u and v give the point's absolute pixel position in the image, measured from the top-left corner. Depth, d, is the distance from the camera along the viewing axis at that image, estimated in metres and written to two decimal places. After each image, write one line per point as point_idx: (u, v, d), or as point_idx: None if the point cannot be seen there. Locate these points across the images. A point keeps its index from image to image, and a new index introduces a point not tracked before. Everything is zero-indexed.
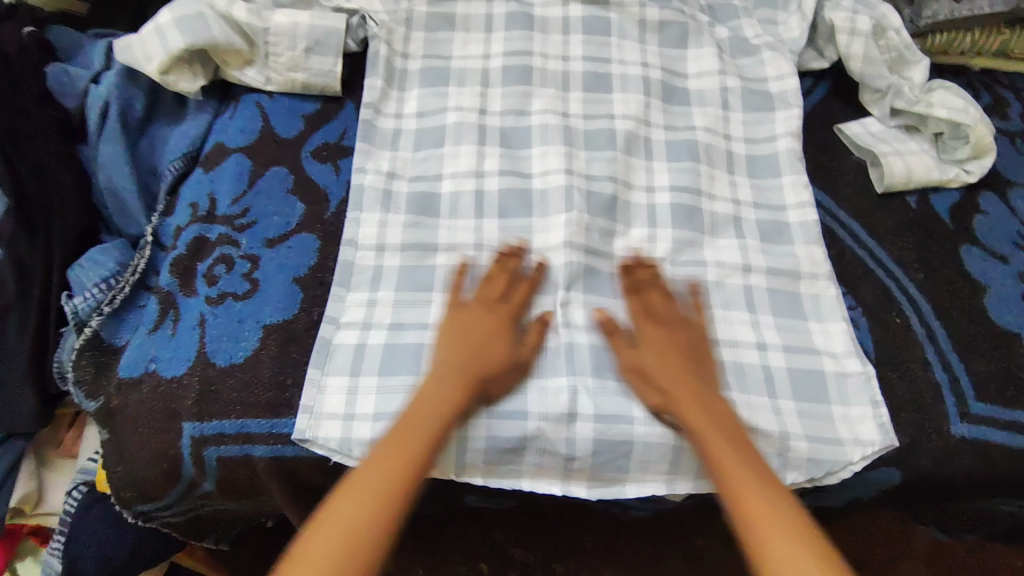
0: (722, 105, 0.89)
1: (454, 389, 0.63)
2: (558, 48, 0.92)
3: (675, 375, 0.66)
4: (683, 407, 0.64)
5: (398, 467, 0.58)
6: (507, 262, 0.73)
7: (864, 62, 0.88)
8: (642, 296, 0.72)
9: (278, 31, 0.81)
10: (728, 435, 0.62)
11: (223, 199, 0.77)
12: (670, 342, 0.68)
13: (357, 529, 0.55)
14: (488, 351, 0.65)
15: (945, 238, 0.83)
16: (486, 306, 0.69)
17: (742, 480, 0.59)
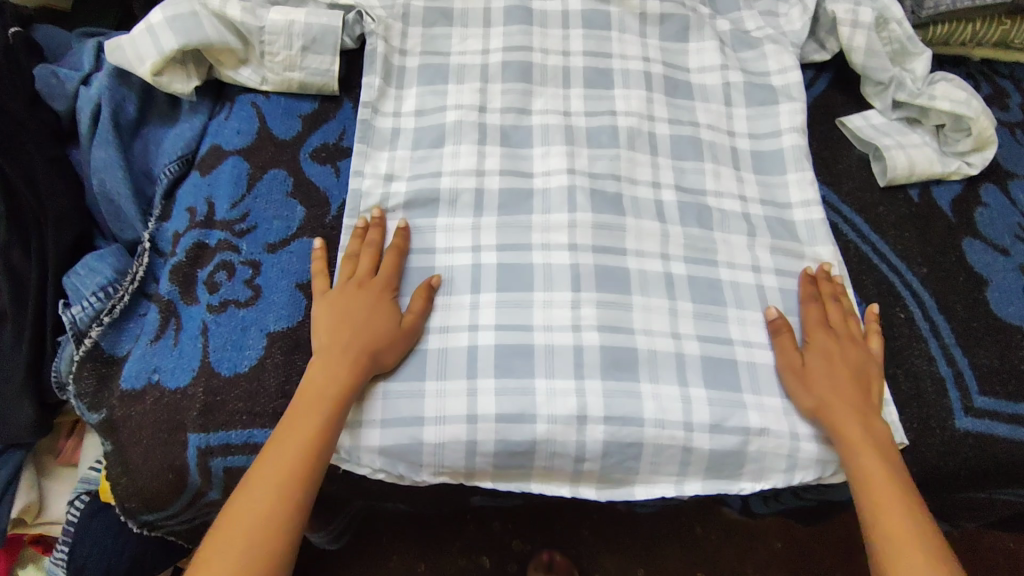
0: (725, 101, 0.88)
1: (343, 369, 0.63)
2: (557, 42, 0.90)
3: (839, 383, 0.68)
4: (833, 415, 0.67)
5: (287, 453, 0.60)
6: (365, 237, 0.73)
7: (867, 55, 0.88)
8: (823, 311, 0.73)
9: (273, 30, 0.79)
10: (873, 440, 0.66)
11: (222, 204, 0.75)
12: (844, 354, 0.70)
13: (262, 524, 0.58)
14: (366, 325, 0.66)
15: (947, 231, 0.83)
16: (358, 283, 0.69)
17: (880, 486, 0.63)
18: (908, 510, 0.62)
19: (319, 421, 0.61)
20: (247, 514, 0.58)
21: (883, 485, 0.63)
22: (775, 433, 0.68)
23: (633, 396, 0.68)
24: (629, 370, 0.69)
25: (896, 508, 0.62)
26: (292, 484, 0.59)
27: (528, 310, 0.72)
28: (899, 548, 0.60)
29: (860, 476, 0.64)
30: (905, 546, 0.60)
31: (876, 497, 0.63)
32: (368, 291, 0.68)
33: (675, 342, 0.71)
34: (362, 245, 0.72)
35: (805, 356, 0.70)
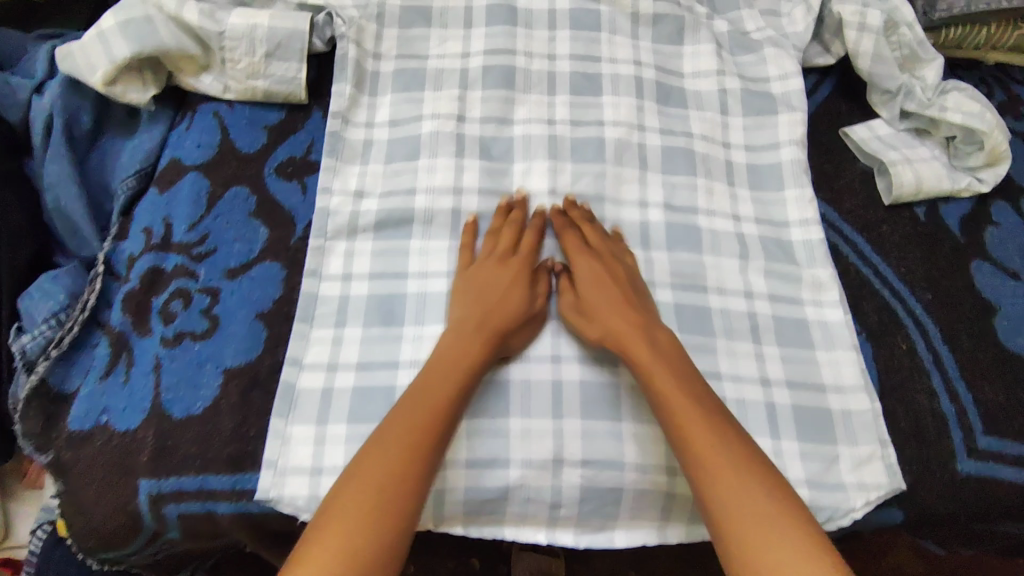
0: (721, 109, 0.83)
1: (477, 342, 0.62)
2: (543, 44, 0.84)
3: (612, 307, 0.65)
4: (624, 342, 0.63)
5: (426, 416, 0.57)
6: (511, 214, 0.72)
7: (874, 61, 0.82)
8: (577, 233, 0.71)
9: (234, 35, 0.73)
10: (659, 352, 0.62)
11: (179, 225, 0.71)
12: (607, 278, 0.67)
13: (390, 484, 0.54)
14: (503, 300, 0.65)
15: (955, 253, 0.78)
16: (500, 257, 0.68)
17: (680, 404, 0.58)
18: (712, 423, 0.57)
19: (459, 390, 0.59)
20: (377, 468, 0.54)
21: (682, 401, 0.58)
22: None
23: (614, 437, 0.64)
24: (610, 408, 0.65)
25: (697, 419, 0.57)
26: (425, 450, 0.56)
27: None
28: (715, 474, 0.55)
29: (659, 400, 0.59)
30: (722, 468, 0.55)
31: (682, 418, 0.57)
32: (511, 267, 0.67)
33: None
34: (505, 222, 0.71)
35: (578, 292, 0.67)
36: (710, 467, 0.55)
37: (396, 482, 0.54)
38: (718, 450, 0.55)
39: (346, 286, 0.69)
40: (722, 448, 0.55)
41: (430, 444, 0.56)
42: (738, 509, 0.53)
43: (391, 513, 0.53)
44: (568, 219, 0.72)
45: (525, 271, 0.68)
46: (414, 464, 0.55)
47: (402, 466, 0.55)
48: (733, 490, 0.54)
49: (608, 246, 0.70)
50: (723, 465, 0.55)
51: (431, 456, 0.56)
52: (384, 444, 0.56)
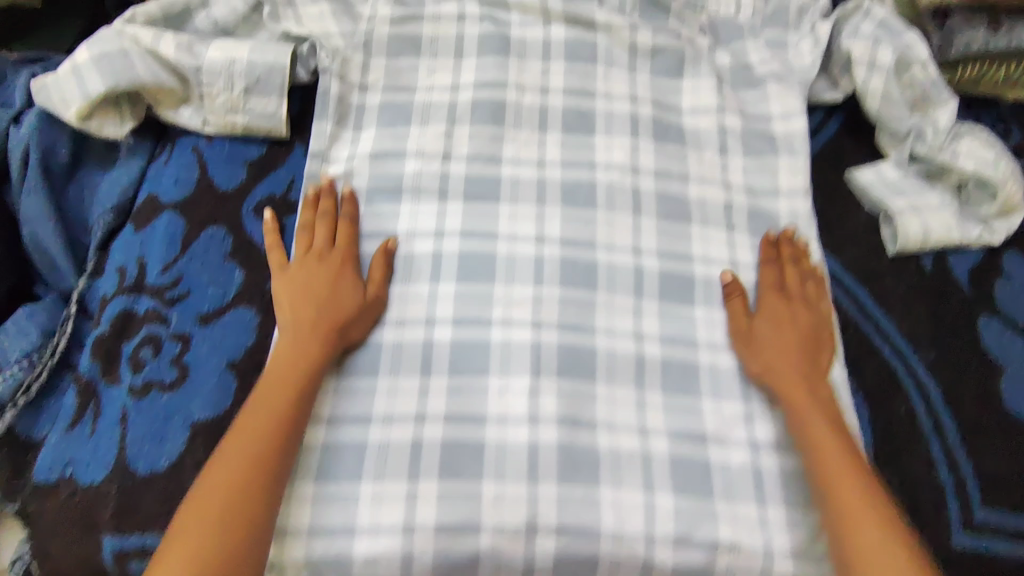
0: (721, 149, 0.79)
1: (315, 345, 0.63)
2: (536, 77, 0.81)
3: (785, 348, 0.66)
4: (782, 385, 0.65)
5: (265, 424, 0.58)
6: (315, 208, 0.71)
7: (884, 102, 0.78)
8: (775, 266, 0.72)
9: (211, 70, 0.71)
10: (821, 405, 0.64)
11: (153, 267, 0.69)
12: (796, 320, 0.68)
13: (239, 497, 0.55)
14: (333, 299, 0.65)
15: (961, 307, 0.75)
16: (318, 255, 0.68)
17: (835, 459, 0.60)
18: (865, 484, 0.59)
19: (295, 393, 0.60)
20: (224, 484, 0.55)
21: (836, 457, 0.60)
22: (747, 550, 0.61)
23: (591, 504, 0.61)
24: (589, 472, 0.63)
25: (848, 482, 0.59)
26: (265, 458, 0.57)
27: (481, 398, 0.65)
28: (857, 530, 0.57)
29: (812, 450, 0.61)
30: (869, 526, 0.57)
31: (836, 472, 0.59)
32: (333, 261, 0.67)
33: (643, 440, 0.65)
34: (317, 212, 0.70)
35: (755, 327, 0.68)
36: (854, 524, 0.57)
37: (242, 494, 0.55)
38: (868, 512, 0.57)
39: None
40: (870, 507, 0.58)
41: (273, 449, 0.57)
42: (874, 565, 0.55)
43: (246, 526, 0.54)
44: (777, 250, 0.73)
45: (347, 264, 0.68)
46: (259, 474, 0.56)
47: (248, 476, 0.56)
48: (871, 548, 0.56)
49: (809, 290, 0.70)
50: (870, 521, 0.57)
51: (275, 459, 0.57)
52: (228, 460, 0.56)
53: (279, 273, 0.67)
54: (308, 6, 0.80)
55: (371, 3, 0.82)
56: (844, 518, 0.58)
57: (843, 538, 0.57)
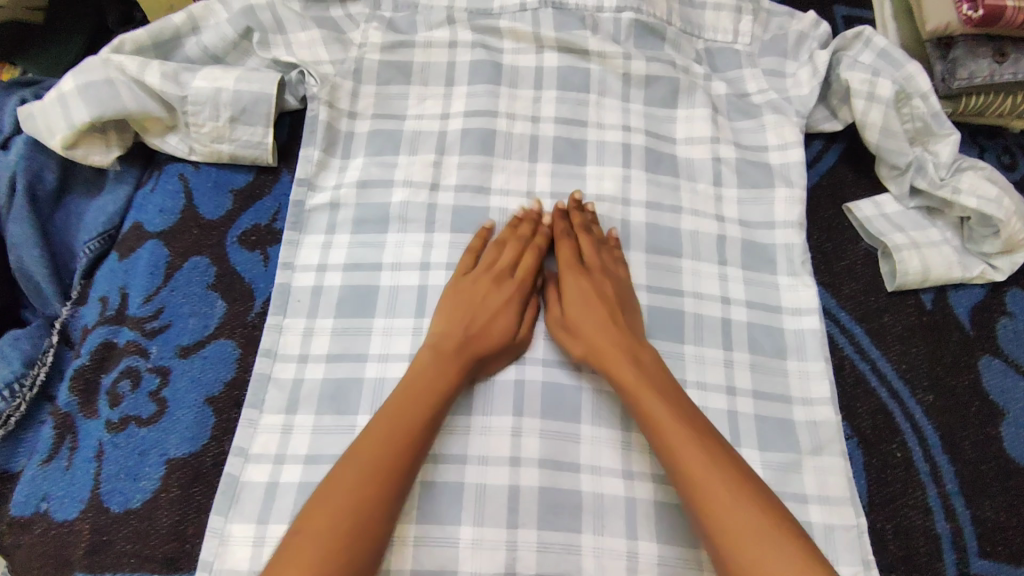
0: (714, 180, 0.78)
1: (455, 364, 0.62)
2: (527, 105, 0.80)
3: (601, 319, 0.65)
4: (605, 363, 0.63)
5: (406, 438, 0.57)
6: (517, 229, 0.71)
7: (883, 134, 0.76)
8: (571, 243, 0.71)
9: (197, 99, 0.70)
10: (641, 368, 0.61)
11: (135, 297, 0.68)
12: (594, 292, 0.66)
13: (361, 503, 0.53)
14: (487, 324, 0.65)
15: (961, 347, 0.72)
16: (495, 277, 0.68)
17: (659, 417, 0.58)
18: (699, 440, 0.56)
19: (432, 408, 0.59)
20: (354, 490, 0.53)
21: (670, 423, 0.57)
22: None
23: (570, 551, 0.60)
24: (571, 517, 0.61)
25: (684, 441, 0.56)
26: (399, 473, 0.55)
27: (462, 437, 0.63)
28: (711, 498, 0.53)
29: (646, 421, 0.59)
30: (702, 473, 0.54)
31: (673, 438, 0.56)
32: (506, 288, 0.67)
33: (626, 483, 0.63)
34: (515, 236, 0.71)
35: (568, 308, 0.67)
36: (704, 491, 0.53)
37: (369, 499, 0.53)
38: (714, 474, 0.54)
39: (299, 369, 0.66)
40: (714, 468, 0.54)
41: (408, 467, 0.56)
42: (725, 516, 0.52)
43: (361, 533, 0.52)
44: (568, 225, 0.72)
45: (519, 296, 0.67)
46: (389, 484, 0.54)
47: (379, 488, 0.54)
48: (734, 512, 0.52)
49: (606, 262, 0.70)
50: (718, 485, 0.53)
51: (405, 478, 0.55)
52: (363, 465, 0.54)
53: (452, 286, 0.68)
54: (299, 34, 0.80)
55: (363, 30, 0.82)
56: (693, 487, 0.54)
57: (699, 507, 0.53)
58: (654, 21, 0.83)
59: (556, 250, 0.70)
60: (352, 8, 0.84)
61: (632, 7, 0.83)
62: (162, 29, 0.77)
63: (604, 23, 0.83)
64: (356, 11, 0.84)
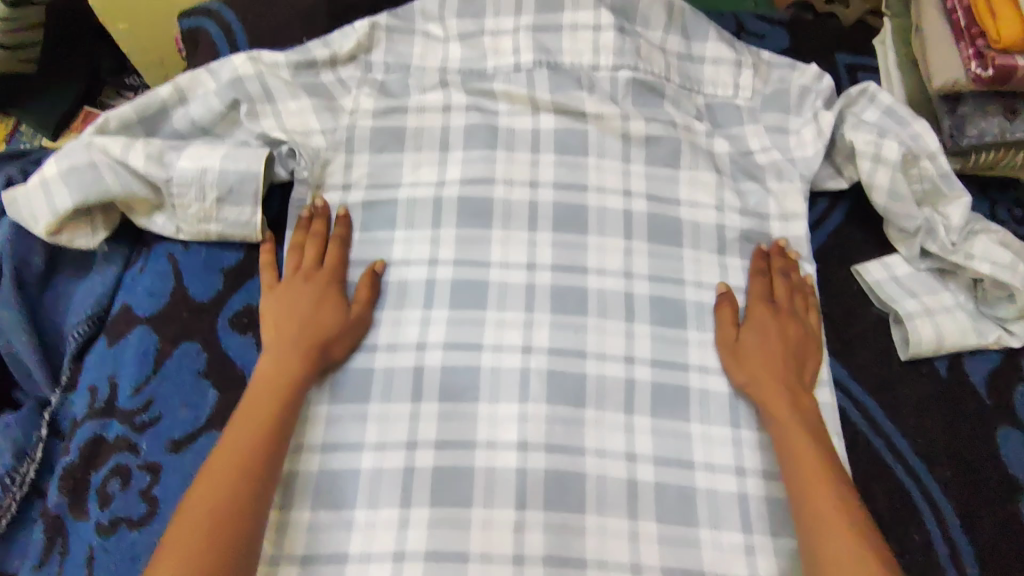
0: (718, 247, 0.76)
1: (292, 363, 0.64)
2: (525, 170, 0.78)
3: (770, 357, 0.67)
4: (763, 395, 0.66)
5: (245, 444, 0.58)
6: (308, 228, 0.73)
7: (890, 197, 0.74)
8: (767, 280, 0.73)
9: (182, 181, 0.68)
10: (799, 411, 0.64)
11: (124, 387, 0.66)
12: (776, 331, 0.69)
13: (219, 513, 0.54)
14: (314, 318, 0.66)
15: (978, 418, 0.70)
16: (305, 276, 0.69)
17: (806, 455, 0.60)
18: (834, 484, 0.58)
19: (276, 412, 0.61)
20: (205, 503, 0.54)
21: (811, 464, 0.60)
22: None
23: None
24: None
25: (819, 480, 0.59)
26: (252, 472, 0.57)
27: (464, 533, 0.61)
28: (827, 528, 0.56)
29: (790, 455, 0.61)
30: (827, 510, 0.57)
31: (809, 475, 0.59)
32: (312, 283, 0.69)
33: None
34: (307, 235, 0.72)
35: (740, 337, 0.69)
36: (826, 525, 0.56)
37: (225, 507, 0.54)
38: (838, 515, 0.56)
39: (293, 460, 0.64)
40: (836, 508, 0.57)
41: (256, 467, 0.57)
42: (836, 550, 0.54)
43: (228, 540, 0.53)
44: (770, 263, 0.74)
45: (332, 284, 0.69)
46: (245, 488, 0.56)
47: (235, 495, 0.55)
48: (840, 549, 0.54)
49: (798, 307, 0.71)
50: (837, 519, 0.56)
51: (260, 474, 0.57)
52: (209, 480, 0.56)
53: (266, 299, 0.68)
54: (289, 103, 0.79)
55: (354, 96, 0.81)
56: (814, 517, 0.57)
57: (812, 538, 0.56)
58: (651, 78, 0.81)
59: (752, 281, 0.73)
60: (343, 72, 0.83)
61: (628, 65, 0.81)
62: (148, 102, 0.76)
63: (601, 82, 0.81)
64: (347, 74, 0.83)
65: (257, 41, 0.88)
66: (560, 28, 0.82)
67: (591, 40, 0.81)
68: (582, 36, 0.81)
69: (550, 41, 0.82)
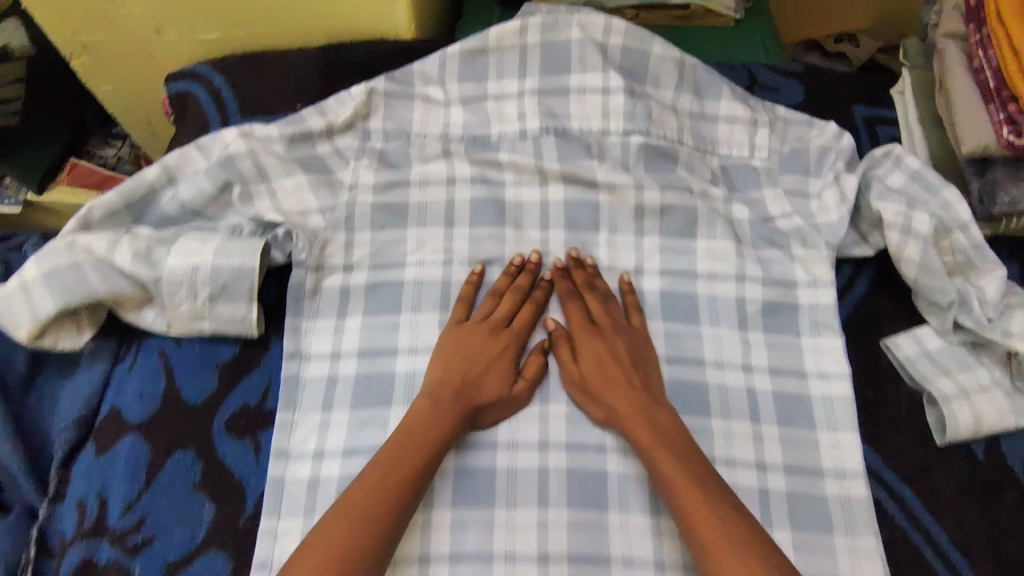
0: (740, 323, 0.72)
1: (453, 418, 0.62)
2: (534, 248, 0.74)
3: (614, 380, 0.64)
4: (625, 426, 0.63)
5: (390, 489, 0.57)
6: (513, 279, 0.71)
7: (921, 270, 0.70)
8: (584, 299, 0.70)
9: (171, 280, 0.64)
10: (656, 430, 0.61)
11: (115, 505, 0.62)
12: (606, 354, 0.66)
13: (348, 552, 0.53)
14: (484, 377, 0.65)
15: (1021, 507, 0.66)
16: (491, 329, 0.68)
17: (681, 486, 0.58)
18: (718, 512, 0.56)
19: (426, 466, 0.59)
20: (339, 539, 0.54)
21: (687, 489, 0.58)
22: None
23: None
24: None
25: (706, 514, 0.56)
26: (382, 526, 0.55)
27: None
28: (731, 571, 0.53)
29: (662, 483, 0.59)
30: (728, 554, 0.54)
31: (689, 501, 0.57)
32: (485, 336, 0.67)
33: None
34: (511, 284, 0.71)
35: (582, 375, 0.66)
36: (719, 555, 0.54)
37: (352, 553, 0.53)
38: (729, 543, 0.54)
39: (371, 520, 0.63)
40: (730, 542, 0.54)
41: (394, 514, 0.56)
42: None
43: None
44: (572, 282, 0.71)
45: (513, 348, 0.67)
46: (374, 538, 0.54)
47: (363, 536, 0.54)
48: None
49: (636, 328, 0.69)
50: (737, 558, 0.53)
51: (388, 532, 0.55)
52: (347, 513, 0.55)
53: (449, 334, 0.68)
54: (284, 180, 0.75)
55: (352, 168, 0.77)
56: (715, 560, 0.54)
57: None
58: (664, 144, 0.77)
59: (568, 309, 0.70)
60: (340, 141, 0.79)
61: (639, 130, 0.77)
62: (133, 188, 0.72)
63: (611, 148, 0.77)
64: (344, 144, 0.79)
65: (249, 108, 0.84)
66: (567, 91, 0.78)
67: (600, 104, 0.77)
68: (591, 100, 0.77)
69: (558, 107, 0.78)
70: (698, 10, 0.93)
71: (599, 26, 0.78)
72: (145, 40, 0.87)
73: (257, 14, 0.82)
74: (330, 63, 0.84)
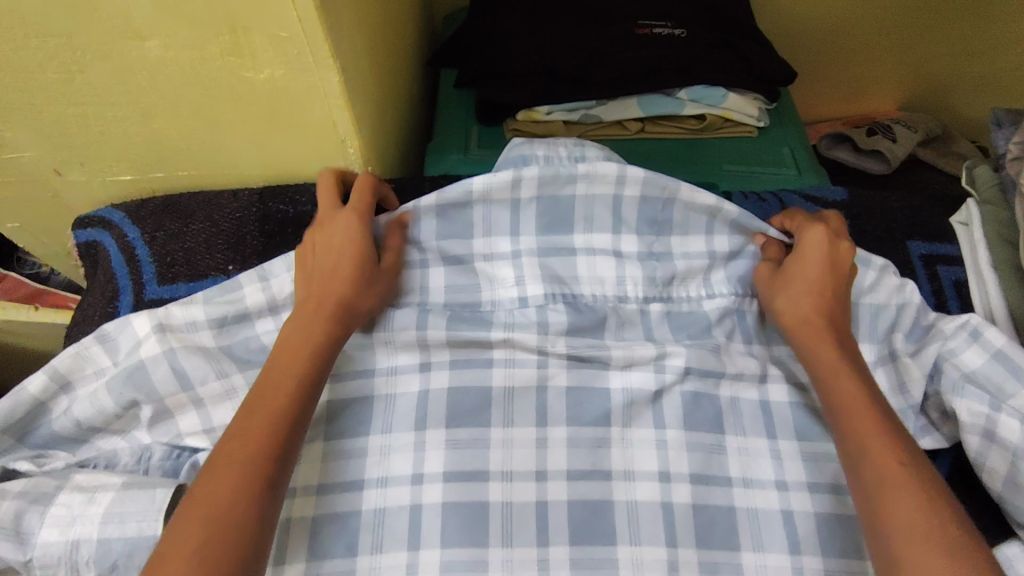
0: (789, 548, 0.57)
1: (317, 315, 0.56)
2: (528, 455, 0.60)
3: (809, 280, 0.59)
4: (802, 325, 0.59)
5: (267, 403, 0.52)
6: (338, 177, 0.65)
7: (1008, 484, 0.57)
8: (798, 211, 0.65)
9: (45, 562, 0.49)
10: (840, 342, 0.58)
11: None
12: (820, 256, 0.60)
13: (238, 480, 0.47)
14: (340, 262, 0.58)
15: None
16: (332, 217, 0.60)
17: (854, 399, 0.54)
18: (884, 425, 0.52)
19: (301, 368, 0.54)
20: (224, 471, 0.48)
21: (860, 403, 0.54)
22: None
23: None
24: None
25: (868, 421, 0.53)
26: (268, 443, 0.50)
27: None
28: (881, 473, 0.50)
29: (826, 384, 0.56)
30: (880, 455, 0.51)
31: (849, 403, 0.54)
32: (345, 215, 0.59)
33: None
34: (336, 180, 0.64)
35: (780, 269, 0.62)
36: (872, 458, 0.51)
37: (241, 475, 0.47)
38: (886, 446, 0.51)
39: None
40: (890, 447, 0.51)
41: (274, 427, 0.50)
42: (891, 492, 0.49)
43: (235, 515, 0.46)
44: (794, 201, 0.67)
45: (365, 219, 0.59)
46: (262, 461, 0.49)
47: (274, 451, 0.49)
48: (899, 503, 0.48)
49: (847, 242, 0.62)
50: (892, 463, 0.50)
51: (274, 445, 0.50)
52: (241, 438, 0.50)
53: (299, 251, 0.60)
54: (211, 383, 0.59)
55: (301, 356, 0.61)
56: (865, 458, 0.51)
57: (868, 488, 0.50)
58: (686, 308, 0.65)
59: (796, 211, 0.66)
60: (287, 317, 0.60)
61: (661, 296, 0.65)
62: (12, 407, 0.57)
63: (629, 315, 0.64)
64: None
65: (168, 270, 0.68)
66: (570, 251, 0.65)
67: (612, 269, 0.65)
68: (602, 263, 0.65)
69: (563, 269, 0.65)
70: (714, 121, 0.79)
71: (610, 178, 0.62)
72: (43, 181, 0.70)
73: (174, 155, 0.66)
74: (268, 214, 0.69)
